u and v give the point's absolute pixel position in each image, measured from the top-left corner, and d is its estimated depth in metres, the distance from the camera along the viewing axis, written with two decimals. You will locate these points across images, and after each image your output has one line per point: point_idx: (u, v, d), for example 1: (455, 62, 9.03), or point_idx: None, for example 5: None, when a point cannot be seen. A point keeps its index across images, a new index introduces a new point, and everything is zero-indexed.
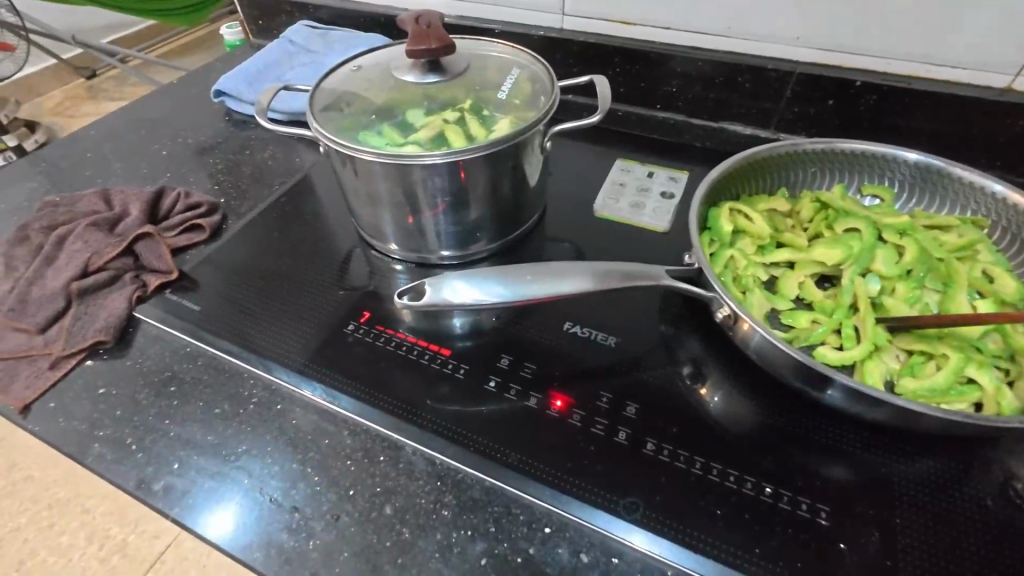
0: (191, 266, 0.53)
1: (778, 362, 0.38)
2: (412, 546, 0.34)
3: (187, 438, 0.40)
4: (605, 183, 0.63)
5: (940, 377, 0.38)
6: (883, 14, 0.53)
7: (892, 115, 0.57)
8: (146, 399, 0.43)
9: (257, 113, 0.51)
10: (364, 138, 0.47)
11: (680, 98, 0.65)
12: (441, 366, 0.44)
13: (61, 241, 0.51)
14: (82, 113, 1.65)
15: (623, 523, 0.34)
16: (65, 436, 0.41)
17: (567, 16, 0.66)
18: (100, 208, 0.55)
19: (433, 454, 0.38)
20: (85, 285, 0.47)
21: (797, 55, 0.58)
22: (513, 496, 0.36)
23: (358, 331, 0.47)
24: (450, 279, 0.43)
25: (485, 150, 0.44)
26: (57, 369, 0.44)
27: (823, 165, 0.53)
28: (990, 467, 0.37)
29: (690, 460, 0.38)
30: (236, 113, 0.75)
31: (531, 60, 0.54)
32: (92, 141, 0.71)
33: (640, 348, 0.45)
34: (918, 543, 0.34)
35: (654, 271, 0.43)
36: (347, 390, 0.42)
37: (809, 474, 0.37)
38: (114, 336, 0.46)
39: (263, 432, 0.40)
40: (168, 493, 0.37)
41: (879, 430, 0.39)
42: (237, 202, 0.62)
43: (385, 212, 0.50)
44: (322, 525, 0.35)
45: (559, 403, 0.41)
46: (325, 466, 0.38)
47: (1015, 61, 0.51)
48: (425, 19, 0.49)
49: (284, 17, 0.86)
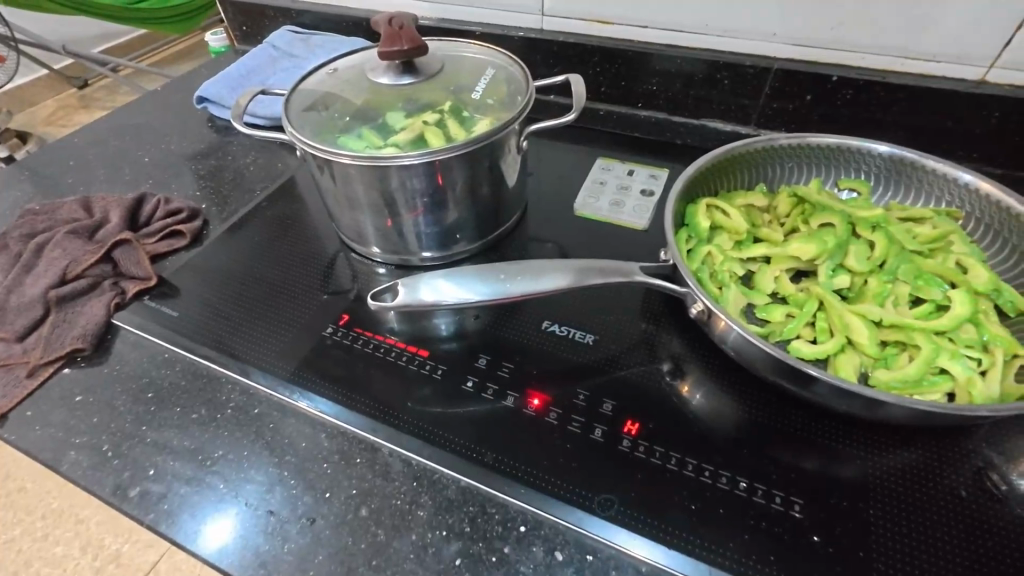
0: (171, 272, 0.53)
1: (752, 357, 0.38)
2: (387, 547, 0.34)
3: (164, 443, 0.40)
4: (586, 182, 0.63)
5: (912, 369, 0.38)
6: (857, 9, 0.53)
7: (871, 109, 0.57)
8: (123, 405, 0.43)
9: (233, 118, 0.51)
10: (343, 142, 0.46)
11: (660, 96, 0.66)
12: (419, 367, 0.44)
13: (40, 249, 0.51)
14: (73, 122, 1.67)
15: (597, 520, 0.34)
16: (42, 443, 0.41)
17: (547, 17, 0.66)
18: (80, 215, 0.55)
19: (409, 455, 0.38)
20: (62, 293, 0.47)
21: (775, 52, 0.59)
22: (489, 495, 0.36)
23: (337, 334, 0.47)
24: (428, 279, 0.43)
25: (462, 149, 0.44)
26: (35, 377, 0.44)
27: (800, 160, 0.53)
28: (965, 457, 0.37)
29: (666, 456, 0.38)
30: (218, 118, 0.75)
31: (508, 60, 0.54)
32: (75, 149, 0.71)
33: (619, 345, 0.45)
34: (891, 535, 0.34)
35: (629, 268, 0.43)
36: (325, 393, 0.42)
37: (784, 468, 0.37)
38: (92, 344, 0.46)
39: (241, 435, 0.40)
40: (143, 499, 0.37)
41: (854, 422, 0.39)
42: (219, 207, 0.62)
43: (364, 215, 0.50)
44: (297, 528, 0.35)
45: (535, 402, 0.41)
46: (302, 469, 0.38)
47: (988, 53, 0.51)
48: (398, 20, 0.49)
49: (267, 22, 0.86)
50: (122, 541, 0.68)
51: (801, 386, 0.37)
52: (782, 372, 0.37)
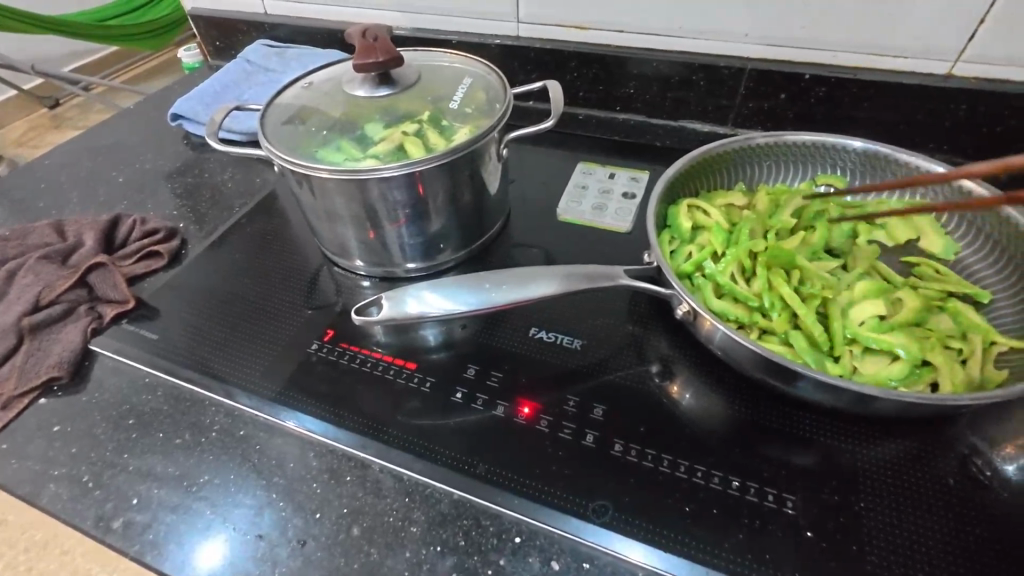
0: (150, 294, 0.52)
1: (738, 356, 0.38)
2: (381, 566, 0.34)
3: (147, 470, 0.39)
4: (569, 186, 0.63)
5: (896, 366, 0.38)
6: (825, 9, 0.54)
7: (844, 105, 0.58)
8: (104, 433, 0.41)
9: (208, 135, 0.50)
10: (321, 155, 0.46)
11: (638, 99, 0.66)
12: (408, 379, 0.43)
13: (11, 276, 0.49)
14: (46, 142, 1.63)
15: (592, 527, 0.34)
16: (19, 477, 0.40)
17: (522, 24, 0.67)
18: (53, 239, 0.54)
19: (400, 470, 0.38)
20: (37, 320, 0.46)
21: (747, 52, 0.59)
22: (483, 508, 0.36)
23: (322, 350, 0.46)
24: (413, 292, 0.43)
25: (442, 159, 0.44)
26: (9, 409, 0.43)
27: (777, 158, 0.54)
28: (951, 445, 0.38)
29: (658, 458, 0.38)
30: (194, 135, 0.74)
31: (485, 69, 0.54)
32: (46, 171, 0.70)
33: (607, 349, 0.45)
34: (883, 526, 0.34)
35: (614, 271, 0.43)
36: (312, 411, 0.42)
37: (776, 464, 0.37)
38: (69, 371, 0.45)
39: (227, 459, 0.39)
40: (128, 530, 0.36)
41: (841, 415, 0.40)
42: (197, 226, 0.61)
43: (346, 229, 0.49)
44: (288, 552, 0.34)
45: (526, 410, 0.41)
46: (291, 491, 0.37)
47: (953, 48, 0.52)
48: (373, 33, 0.49)
49: (241, 37, 0.85)
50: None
51: (786, 383, 0.37)
52: (768, 369, 0.38)
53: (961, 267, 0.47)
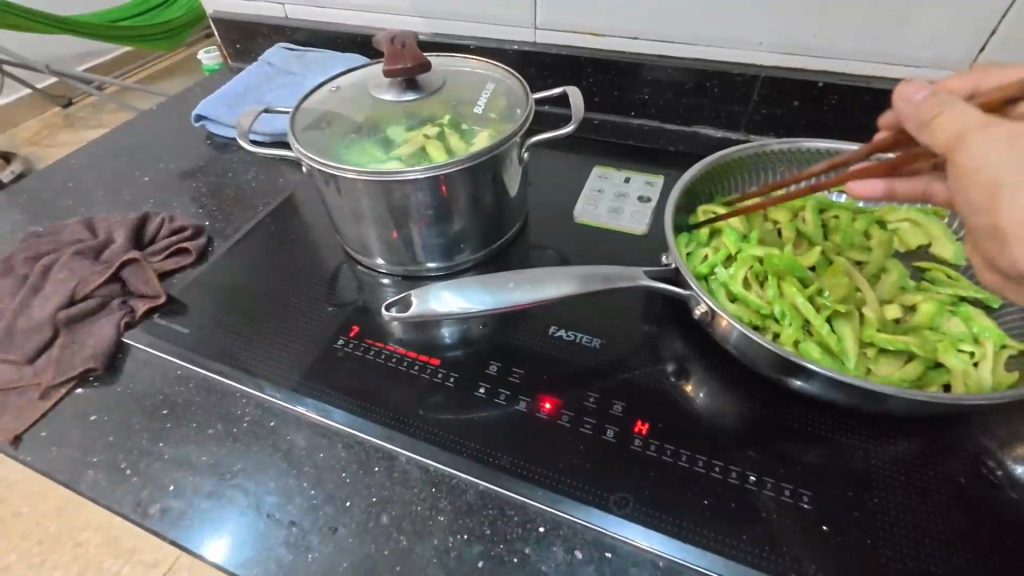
0: (179, 290, 0.53)
1: (755, 356, 0.40)
2: (410, 552, 0.35)
3: (182, 459, 0.41)
4: (585, 190, 0.64)
5: (909, 368, 0.39)
6: (839, 19, 0.55)
7: (855, 113, 0.60)
8: (139, 423, 0.43)
9: (238, 136, 0.52)
10: (347, 156, 0.47)
11: (652, 105, 0.68)
12: (431, 375, 0.45)
13: (46, 271, 0.51)
14: (59, 142, 1.66)
15: (614, 518, 0.35)
16: (59, 464, 0.41)
17: (539, 30, 0.68)
18: (85, 236, 0.56)
19: (426, 461, 0.39)
20: (72, 313, 0.47)
21: (761, 60, 0.61)
22: (507, 498, 0.37)
23: (348, 345, 0.48)
24: (437, 290, 0.44)
25: (465, 163, 0.45)
26: (48, 398, 0.45)
27: (791, 164, 0.55)
28: (962, 444, 0.39)
29: (677, 454, 0.39)
30: (216, 136, 0.76)
31: (506, 74, 0.56)
32: (74, 170, 0.72)
33: (625, 348, 0.46)
34: (896, 521, 0.35)
35: (633, 272, 0.44)
36: (339, 404, 0.43)
37: (791, 460, 0.38)
38: (104, 363, 0.46)
39: (259, 449, 0.41)
40: (165, 516, 0.38)
41: (855, 415, 0.41)
42: (222, 224, 0.62)
43: (370, 228, 0.51)
44: (320, 538, 0.36)
45: (547, 406, 0.42)
46: (321, 480, 0.39)
47: (965, 58, 0.53)
48: (401, 39, 0.51)
49: (261, 40, 0.87)
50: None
51: (801, 382, 0.38)
52: (783, 368, 0.39)
53: (971, 272, 0.48)
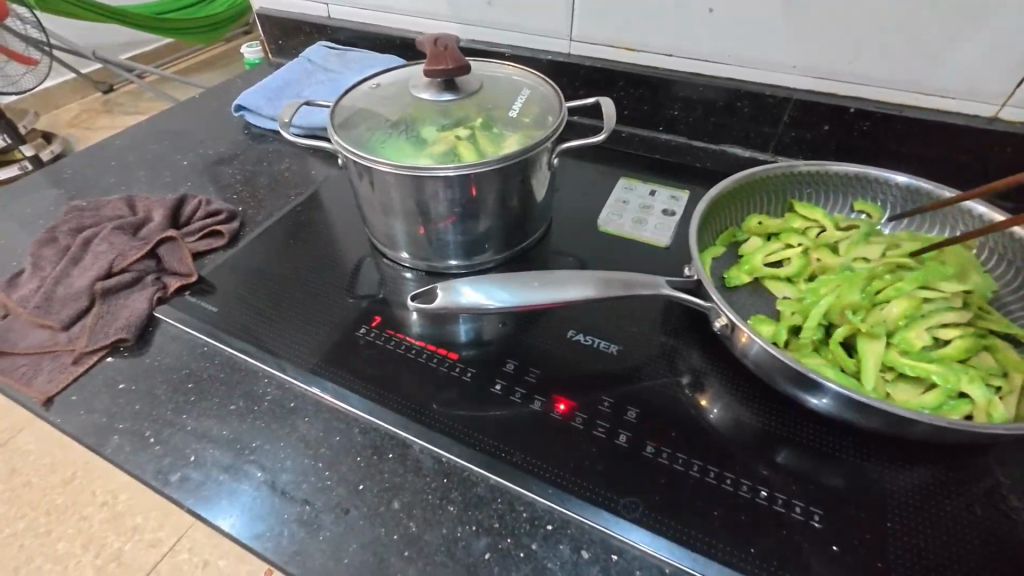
0: (209, 270, 0.55)
1: (773, 372, 0.40)
2: (419, 539, 0.36)
3: (204, 431, 0.42)
4: (609, 199, 0.65)
5: (929, 395, 0.39)
6: (874, 46, 0.55)
7: (885, 141, 0.60)
8: (164, 395, 0.44)
9: (282, 128, 0.53)
10: (381, 149, 0.49)
11: (681, 121, 0.69)
12: (449, 368, 0.46)
13: (87, 243, 0.53)
14: (99, 125, 1.72)
15: (622, 521, 0.36)
16: (86, 427, 0.42)
17: (574, 43, 0.70)
18: (124, 213, 0.58)
19: (440, 452, 0.40)
20: (108, 285, 0.49)
21: (793, 83, 0.61)
22: (516, 494, 0.37)
23: (370, 335, 0.49)
24: (461, 285, 0.45)
25: (496, 163, 0.46)
26: (80, 364, 0.46)
27: (818, 187, 0.56)
28: (980, 476, 0.39)
29: (688, 463, 0.39)
30: (254, 126, 0.78)
31: (541, 82, 0.57)
32: (117, 151, 0.75)
33: (642, 357, 0.47)
34: (908, 547, 0.35)
35: (655, 281, 0.44)
36: (358, 390, 0.44)
37: (803, 479, 0.38)
38: (135, 335, 0.48)
39: (277, 428, 0.42)
40: (184, 484, 0.39)
41: (870, 439, 0.40)
42: (254, 210, 0.64)
43: (399, 222, 0.52)
44: (332, 517, 0.37)
45: (561, 407, 0.43)
46: (336, 462, 0.40)
47: (1001, 91, 0.53)
48: (442, 42, 0.52)
49: (302, 38, 0.90)
50: (124, 540, 0.65)
51: (819, 400, 0.38)
52: (800, 386, 0.39)
53: (997, 305, 0.47)
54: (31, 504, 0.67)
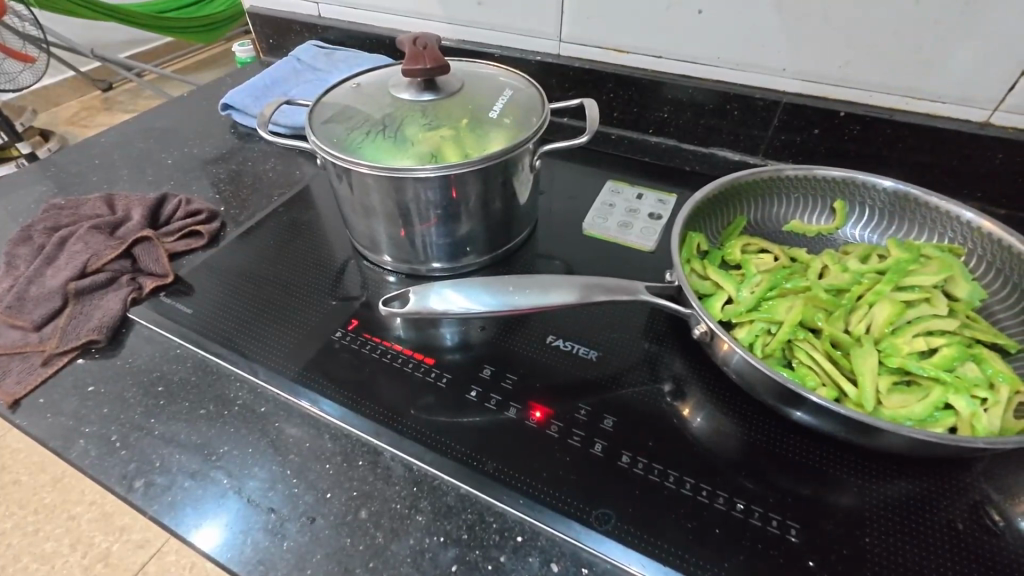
0: (187, 271, 0.54)
1: (755, 382, 0.39)
2: (385, 550, 0.35)
3: (172, 436, 0.41)
4: (595, 203, 0.64)
5: (916, 407, 0.37)
6: (864, 49, 0.55)
7: (876, 145, 0.59)
8: (133, 398, 0.44)
9: (259, 126, 0.52)
10: (360, 146, 0.47)
11: (671, 124, 0.68)
12: (425, 374, 0.45)
13: (62, 242, 0.52)
14: (95, 123, 1.71)
15: (595, 534, 0.35)
16: (52, 431, 0.42)
17: (563, 43, 0.69)
18: (103, 212, 0.57)
19: (411, 460, 0.39)
20: (81, 285, 0.48)
21: (783, 86, 0.60)
22: (488, 504, 0.37)
23: (345, 338, 0.48)
24: (438, 288, 0.44)
25: (478, 164, 0.46)
26: (49, 366, 0.45)
27: (805, 192, 0.55)
28: (964, 492, 0.37)
29: (665, 474, 0.38)
30: (241, 126, 0.78)
31: (526, 84, 0.56)
32: (102, 148, 0.74)
33: (623, 364, 0.46)
34: (886, 562, 0.34)
35: (636, 287, 0.43)
36: (332, 396, 0.43)
37: (782, 492, 0.37)
38: (106, 336, 0.47)
39: (247, 433, 0.41)
40: (148, 490, 0.38)
41: (852, 452, 0.40)
42: (237, 210, 0.63)
43: (379, 225, 0.51)
44: (296, 527, 0.36)
45: (537, 414, 0.42)
46: (304, 469, 0.39)
47: (992, 97, 0.52)
48: (423, 41, 0.51)
49: (293, 36, 0.89)
50: (112, 540, 0.69)
51: (800, 411, 0.37)
52: (780, 397, 0.38)
53: (985, 314, 0.46)
54: (22, 502, 0.72)
